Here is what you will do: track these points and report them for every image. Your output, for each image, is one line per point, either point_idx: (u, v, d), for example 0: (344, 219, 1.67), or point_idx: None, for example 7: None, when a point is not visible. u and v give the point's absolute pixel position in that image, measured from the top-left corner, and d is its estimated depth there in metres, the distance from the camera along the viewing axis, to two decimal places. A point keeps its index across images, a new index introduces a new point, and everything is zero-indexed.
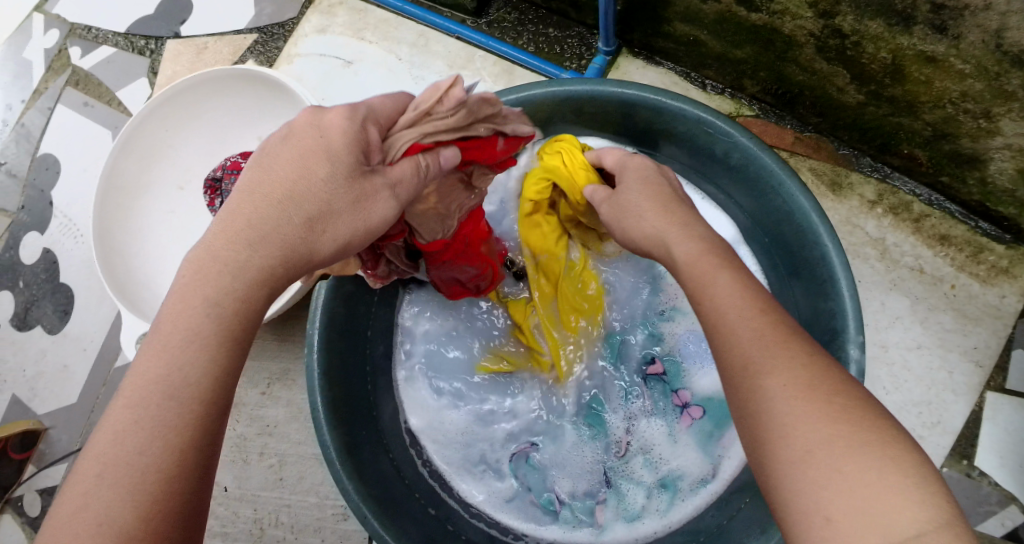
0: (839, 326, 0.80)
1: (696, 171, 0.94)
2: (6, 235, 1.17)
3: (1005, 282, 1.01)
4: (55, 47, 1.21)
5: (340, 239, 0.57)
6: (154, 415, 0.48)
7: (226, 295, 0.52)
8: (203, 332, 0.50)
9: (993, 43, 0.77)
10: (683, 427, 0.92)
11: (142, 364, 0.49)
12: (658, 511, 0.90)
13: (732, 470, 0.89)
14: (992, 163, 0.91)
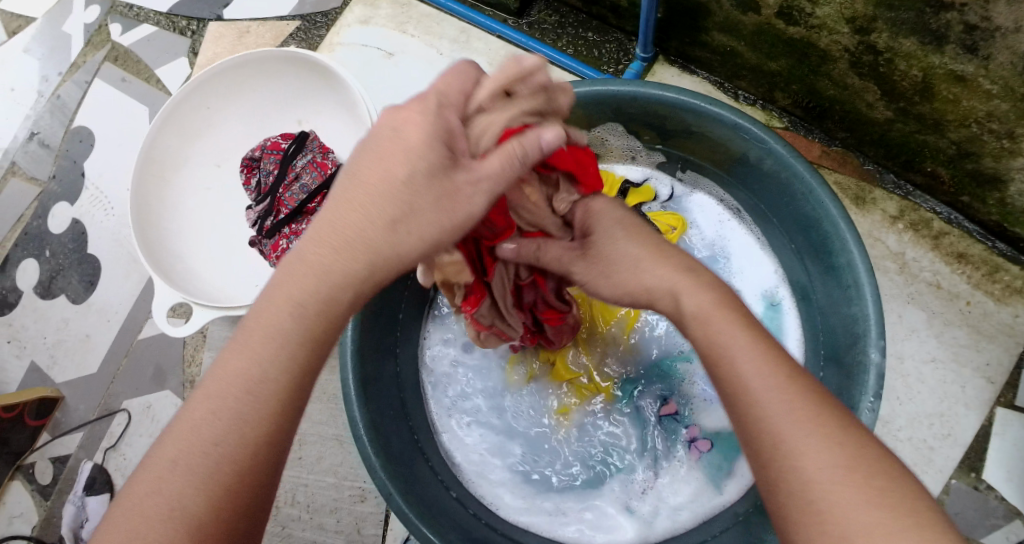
0: (862, 330, 0.82)
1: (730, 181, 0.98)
2: (36, 204, 1.18)
3: (1020, 302, 1.03)
4: (96, 23, 1.23)
5: (427, 236, 0.52)
6: (234, 411, 0.50)
7: (311, 298, 0.51)
8: (283, 333, 0.51)
9: (1021, 65, 0.80)
10: (692, 452, 0.90)
11: (229, 358, 0.51)
12: (670, 521, 0.88)
13: (734, 497, 0.86)
14: (1013, 184, 0.94)
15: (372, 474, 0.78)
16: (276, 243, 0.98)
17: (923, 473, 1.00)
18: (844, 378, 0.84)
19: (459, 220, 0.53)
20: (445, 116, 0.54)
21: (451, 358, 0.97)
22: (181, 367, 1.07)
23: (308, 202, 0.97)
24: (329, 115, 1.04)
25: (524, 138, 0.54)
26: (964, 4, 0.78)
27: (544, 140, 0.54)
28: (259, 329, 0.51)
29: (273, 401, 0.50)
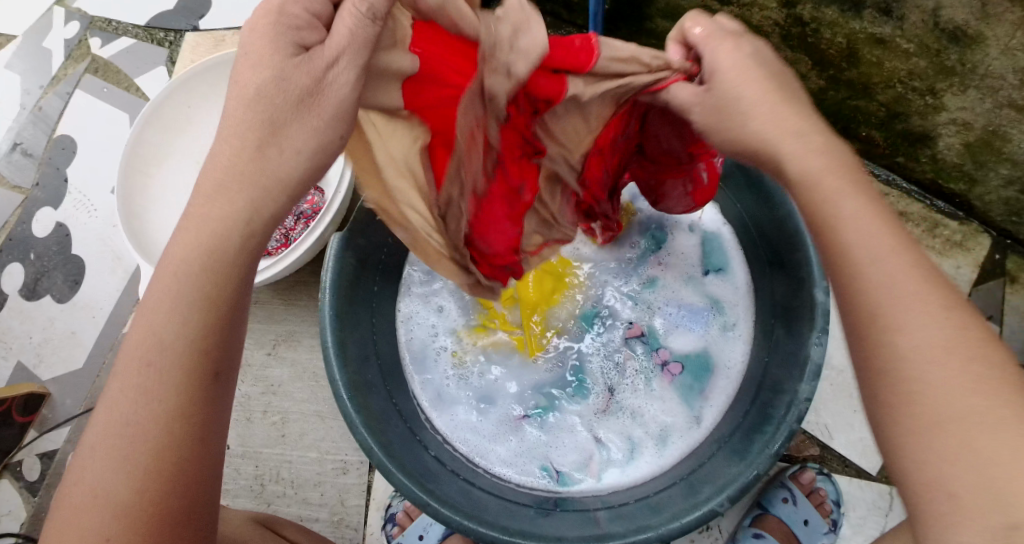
0: (805, 273, 0.87)
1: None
2: (20, 211, 1.22)
3: (959, 254, 1.11)
4: (76, 38, 1.29)
5: (303, 151, 0.54)
6: (139, 384, 0.51)
7: (203, 251, 0.52)
8: (175, 293, 0.52)
9: (931, 21, 0.86)
10: (668, 383, 0.97)
11: (139, 324, 0.52)
12: (651, 457, 0.94)
13: (715, 418, 0.94)
14: (941, 139, 1.01)
15: (353, 430, 0.82)
16: None
17: None
18: (792, 317, 0.89)
19: (329, 114, 0.54)
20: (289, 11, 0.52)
21: (420, 326, 1.02)
22: None
23: None
24: None
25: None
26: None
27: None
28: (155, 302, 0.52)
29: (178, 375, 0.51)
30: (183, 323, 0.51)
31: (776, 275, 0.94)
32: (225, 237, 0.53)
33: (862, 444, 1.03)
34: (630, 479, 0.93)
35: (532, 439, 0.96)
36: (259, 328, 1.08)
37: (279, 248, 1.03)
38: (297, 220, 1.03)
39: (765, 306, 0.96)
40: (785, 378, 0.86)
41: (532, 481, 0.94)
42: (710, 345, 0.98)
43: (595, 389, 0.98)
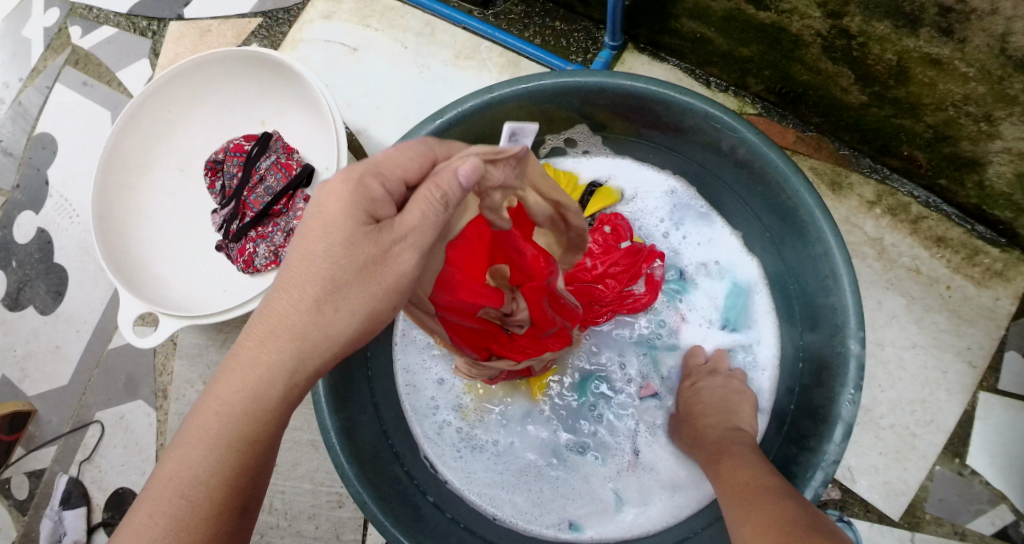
0: (839, 321, 0.81)
1: (689, 160, 0.95)
2: (0, 214, 1.15)
3: (999, 284, 1.03)
4: (55, 26, 1.20)
5: (358, 312, 0.53)
6: (168, 514, 0.50)
7: (252, 391, 0.51)
8: (219, 434, 0.51)
9: (997, 47, 0.76)
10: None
11: (178, 451, 0.51)
12: (660, 507, 0.88)
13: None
14: (991, 166, 0.92)
15: (346, 481, 0.77)
16: (243, 247, 0.96)
17: (907, 460, 0.99)
18: (823, 366, 0.83)
19: (390, 285, 0.54)
20: (370, 185, 0.54)
21: (419, 362, 0.95)
22: (154, 376, 1.05)
23: (275, 204, 0.95)
24: (297, 113, 1.01)
25: (439, 181, 0.57)
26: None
27: (461, 173, 0.57)
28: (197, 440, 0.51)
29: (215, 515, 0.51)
30: (225, 461, 0.51)
31: (806, 318, 0.87)
32: (270, 384, 0.52)
33: (886, 488, 0.99)
34: (638, 532, 0.88)
35: (538, 485, 0.91)
36: None
37: (267, 267, 0.94)
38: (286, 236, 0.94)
39: (793, 350, 0.90)
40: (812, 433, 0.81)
41: (536, 530, 0.89)
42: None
43: (597, 440, 0.92)
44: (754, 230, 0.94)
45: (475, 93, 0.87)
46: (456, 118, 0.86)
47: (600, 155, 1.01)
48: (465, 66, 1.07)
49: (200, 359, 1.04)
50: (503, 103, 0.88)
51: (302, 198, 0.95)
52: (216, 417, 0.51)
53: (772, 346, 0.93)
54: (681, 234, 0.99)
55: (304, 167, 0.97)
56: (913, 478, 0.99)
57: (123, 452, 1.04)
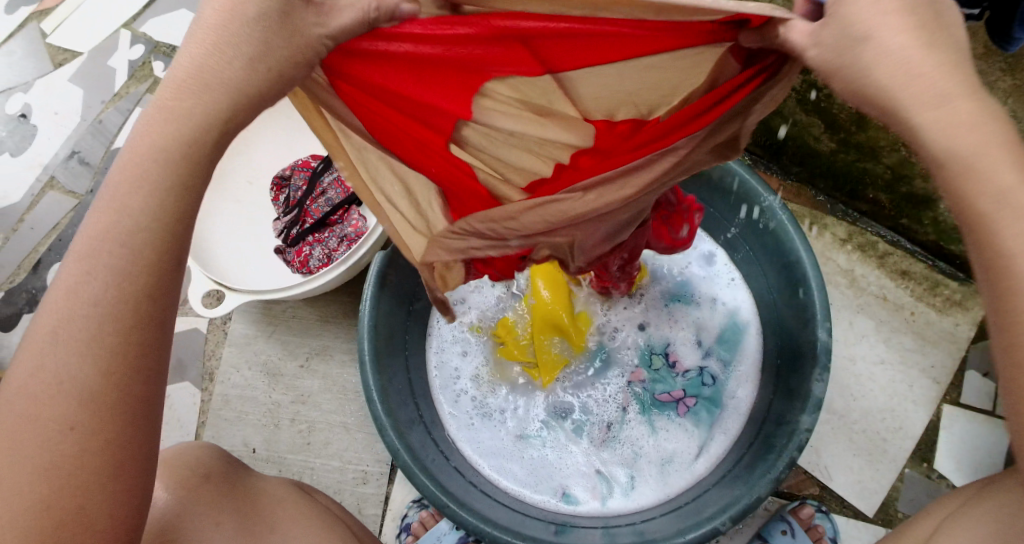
0: (810, 314, 0.94)
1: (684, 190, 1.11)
2: (72, 214, 1.29)
3: (958, 312, 1.16)
4: (140, 60, 1.39)
5: (249, 65, 0.50)
6: (105, 269, 0.48)
7: (174, 141, 0.49)
8: (153, 183, 0.49)
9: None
10: (679, 416, 1.03)
11: (109, 195, 0.49)
12: (654, 484, 0.99)
13: (722, 451, 0.99)
14: (941, 202, 1.09)
15: (382, 432, 0.88)
16: (299, 250, 1.10)
17: (878, 462, 1.10)
18: (798, 356, 0.95)
19: (304, 43, 0.51)
20: None
21: (446, 350, 1.09)
22: (201, 361, 1.15)
23: (332, 215, 1.09)
24: None
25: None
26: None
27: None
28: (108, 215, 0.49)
29: (142, 277, 0.49)
30: (144, 211, 0.49)
31: (784, 319, 1.00)
32: (190, 131, 0.50)
33: (859, 486, 1.09)
34: (636, 504, 0.98)
35: (545, 460, 1.02)
36: (295, 341, 1.13)
37: (319, 267, 1.08)
38: (339, 242, 1.08)
39: (772, 347, 1.03)
40: (788, 411, 0.93)
41: (544, 500, 0.99)
42: (720, 383, 1.04)
43: (597, 425, 1.04)
44: (742, 249, 1.08)
45: None
46: None
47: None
48: None
49: (246, 347, 1.14)
50: None
51: (356, 213, 1.09)
52: (143, 160, 0.49)
53: (757, 347, 1.05)
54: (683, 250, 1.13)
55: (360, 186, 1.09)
56: (885, 478, 1.09)
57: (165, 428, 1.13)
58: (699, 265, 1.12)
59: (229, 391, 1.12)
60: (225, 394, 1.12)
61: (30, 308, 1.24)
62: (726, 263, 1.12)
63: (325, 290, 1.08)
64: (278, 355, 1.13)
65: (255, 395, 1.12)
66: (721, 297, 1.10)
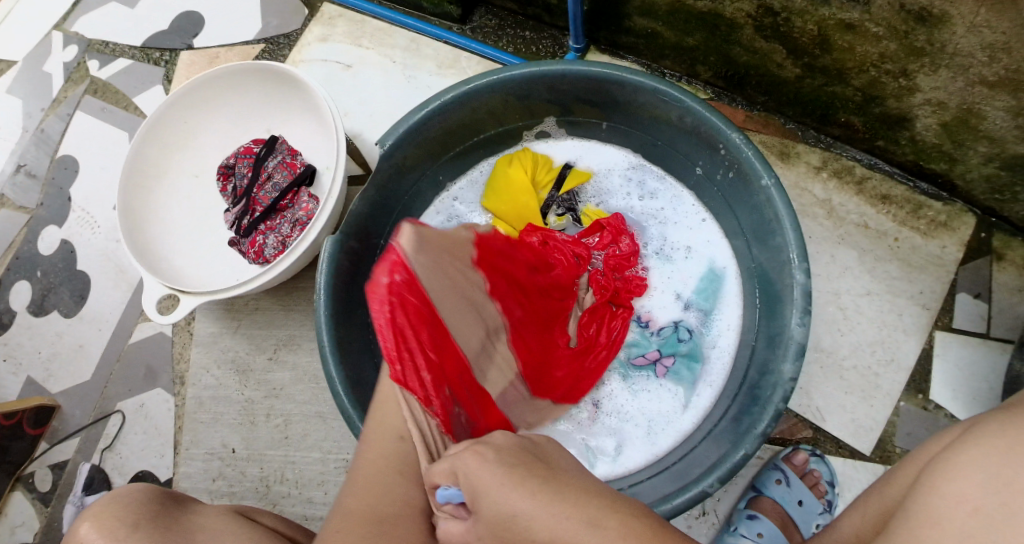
0: (786, 256, 0.89)
1: (646, 135, 1.05)
2: (26, 229, 1.26)
3: (944, 235, 1.11)
4: (75, 61, 1.33)
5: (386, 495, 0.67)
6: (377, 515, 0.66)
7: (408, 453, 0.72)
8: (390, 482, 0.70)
9: (897, 4, 0.87)
10: (660, 376, 1.00)
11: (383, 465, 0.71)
12: (641, 446, 0.97)
13: (707, 406, 0.97)
14: (918, 120, 1.03)
15: (350, 424, 0.85)
16: (253, 240, 1.06)
17: (872, 398, 1.06)
18: (777, 301, 0.91)
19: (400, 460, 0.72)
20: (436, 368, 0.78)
21: None
22: (171, 365, 1.12)
23: (281, 200, 1.07)
24: (299, 121, 1.12)
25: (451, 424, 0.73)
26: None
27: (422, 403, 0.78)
28: (475, 470, 0.61)
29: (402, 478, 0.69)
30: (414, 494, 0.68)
31: (761, 263, 0.96)
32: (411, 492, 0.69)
33: (854, 424, 1.06)
34: (624, 468, 0.96)
35: None
36: (260, 334, 1.10)
37: (276, 254, 1.05)
38: (292, 227, 1.05)
39: (751, 294, 0.98)
40: (770, 361, 0.89)
41: None
42: (697, 337, 1.00)
43: None
44: (711, 192, 1.03)
45: (453, 86, 0.99)
46: (435, 111, 0.98)
47: (564, 139, 1.12)
48: (447, 74, 1.19)
49: (213, 346, 1.11)
50: (477, 93, 0.99)
51: (306, 194, 1.07)
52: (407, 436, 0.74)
53: (735, 296, 1.01)
54: (650, 199, 1.08)
55: (306, 168, 1.08)
56: (880, 414, 1.06)
57: (143, 437, 1.11)
58: (668, 212, 1.07)
59: (202, 393, 1.10)
60: (198, 396, 1.10)
61: None
62: (694, 206, 1.06)
63: (279, 282, 1.04)
64: (246, 351, 1.10)
65: (229, 394, 1.09)
66: (694, 243, 1.05)
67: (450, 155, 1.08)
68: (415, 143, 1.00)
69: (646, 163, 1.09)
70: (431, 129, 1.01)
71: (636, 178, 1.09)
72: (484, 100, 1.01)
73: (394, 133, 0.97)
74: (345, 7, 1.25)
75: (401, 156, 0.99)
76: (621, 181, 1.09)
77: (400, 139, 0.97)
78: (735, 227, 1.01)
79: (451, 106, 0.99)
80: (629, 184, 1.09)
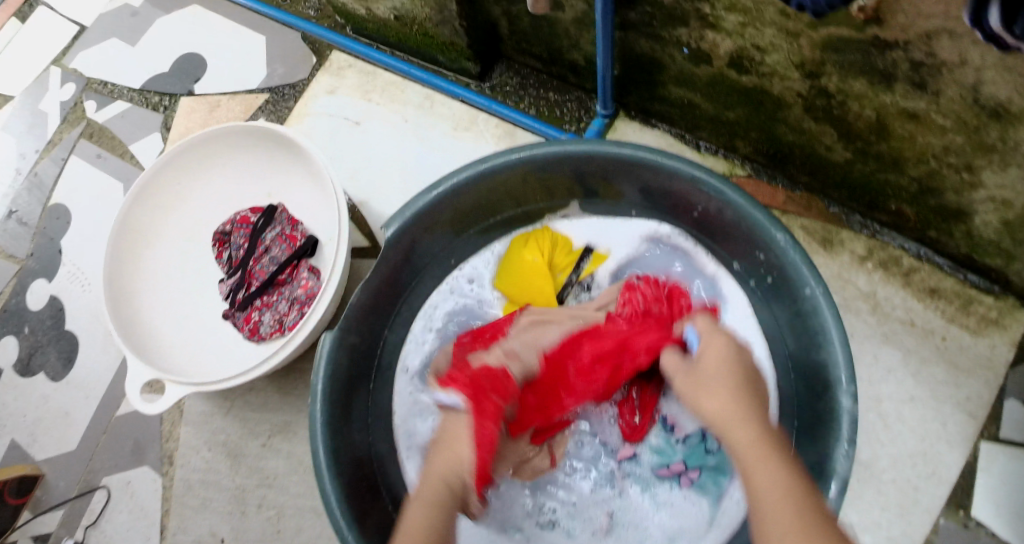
0: (833, 375, 0.81)
1: (672, 219, 0.96)
2: (14, 281, 1.18)
3: (995, 332, 1.03)
4: (71, 100, 1.26)
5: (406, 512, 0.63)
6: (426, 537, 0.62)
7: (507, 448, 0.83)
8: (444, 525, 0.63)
9: (971, 97, 0.75)
10: (684, 489, 0.91)
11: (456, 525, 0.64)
12: None
13: (736, 528, 0.87)
14: (977, 216, 0.93)
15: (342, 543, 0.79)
16: (248, 316, 1.01)
17: (909, 513, 0.98)
18: (819, 422, 0.83)
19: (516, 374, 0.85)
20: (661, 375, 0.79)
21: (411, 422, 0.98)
22: (161, 442, 1.06)
23: (280, 274, 1.01)
24: (300, 185, 1.08)
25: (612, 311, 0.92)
26: (906, 42, 0.72)
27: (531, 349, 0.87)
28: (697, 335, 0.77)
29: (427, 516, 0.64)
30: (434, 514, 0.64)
31: (804, 371, 0.87)
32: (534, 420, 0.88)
33: None
34: None
35: None
36: (252, 418, 1.05)
37: (272, 334, 0.99)
38: (290, 306, 1.00)
39: (788, 407, 0.90)
40: None
41: None
42: (726, 449, 0.92)
43: (594, 506, 0.93)
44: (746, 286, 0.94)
45: (470, 163, 0.91)
46: (448, 191, 0.91)
47: (582, 218, 1.01)
48: (463, 136, 1.13)
49: (204, 426, 1.06)
50: (494, 173, 0.91)
51: (306, 269, 1.02)
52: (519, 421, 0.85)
53: None
54: None
55: (308, 240, 1.04)
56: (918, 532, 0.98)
57: (130, 517, 1.05)
58: None
59: (191, 476, 1.04)
60: (187, 479, 1.04)
61: None
62: None
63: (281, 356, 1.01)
64: (238, 434, 1.04)
65: (219, 479, 1.03)
66: None
67: (476, 229, 0.99)
68: (429, 224, 0.93)
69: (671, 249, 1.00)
70: (444, 210, 0.93)
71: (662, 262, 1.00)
72: (503, 178, 0.92)
73: (404, 214, 0.90)
74: (356, 56, 1.20)
75: (413, 233, 0.92)
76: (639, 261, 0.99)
77: (413, 218, 0.91)
78: (771, 329, 0.92)
79: (465, 186, 0.91)
80: None
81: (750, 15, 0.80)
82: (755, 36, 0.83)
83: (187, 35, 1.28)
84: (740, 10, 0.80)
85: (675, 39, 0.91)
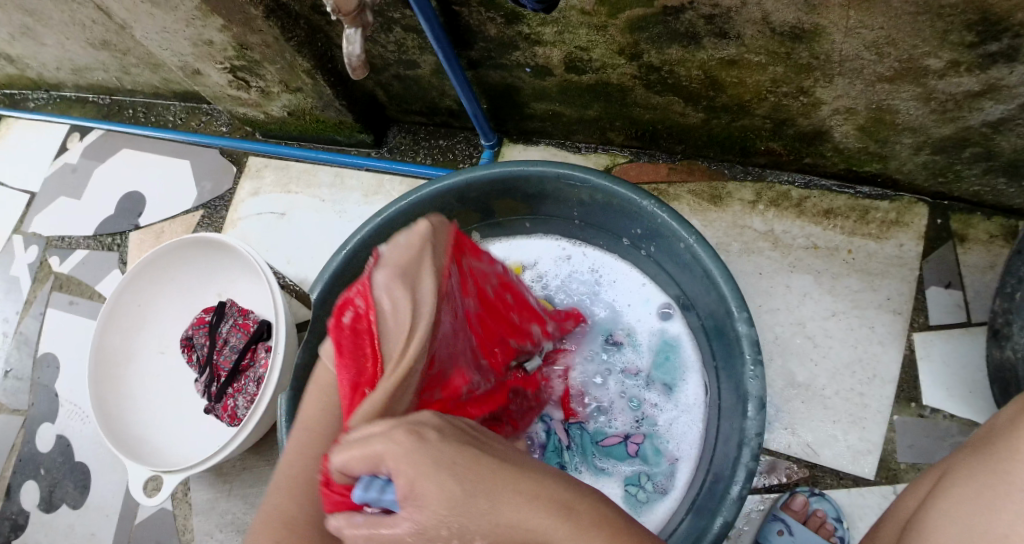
0: (725, 308, 0.87)
1: (562, 219, 1.06)
2: (23, 432, 1.30)
3: (899, 231, 1.08)
4: (37, 260, 1.40)
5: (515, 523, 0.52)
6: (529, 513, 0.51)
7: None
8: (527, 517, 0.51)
9: (768, 30, 0.84)
10: (630, 456, 0.98)
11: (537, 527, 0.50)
12: None
13: (689, 472, 0.95)
14: (835, 130, 1.00)
15: None
16: (225, 404, 1.13)
17: (863, 420, 1.03)
18: (729, 358, 0.89)
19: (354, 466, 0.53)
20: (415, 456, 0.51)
21: None
22: (178, 536, 1.15)
23: (243, 360, 1.13)
24: (242, 279, 1.21)
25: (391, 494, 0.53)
26: (691, 3, 0.82)
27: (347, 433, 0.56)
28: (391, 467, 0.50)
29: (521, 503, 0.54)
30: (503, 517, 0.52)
31: (706, 314, 0.94)
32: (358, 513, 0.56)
33: (851, 451, 1.02)
34: None
35: None
36: (251, 492, 1.14)
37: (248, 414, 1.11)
38: (257, 384, 1.12)
39: (707, 350, 0.97)
40: (733, 422, 0.88)
41: None
42: (664, 408, 0.99)
43: None
44: (642, 257, 1.03)
45: (367, 221, 1.00)
46: (358, 246, 0.98)
47: (489, 244, 1.12)
48: (374, 200, 1.23)
49: (211, 511, 1.15)
50: (392, 222, 0.99)
51: (263, 349, 1.13)
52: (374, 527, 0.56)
53: (694, 358, 1.00)
54: (587, 272, 1.08)
55: (259, 324, 1.15)
56: (876, 434, 1.02)
57: None
58: (609, 284, 1.07)
59: None
60: None
61: (16, 534, 1.25)
62: (631, 273, 1.06)
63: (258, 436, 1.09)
64: (242, 510, 1.13)
65: None
66: (640, 309, 1.05)
67: None
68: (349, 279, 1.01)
69: (568, 245, 1.10)
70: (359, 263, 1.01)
71: (567, 259, 1.09)
72: (401, 223, 1.00)
73: (323, 277, 0.98)
74: (269, 156, 1.32)
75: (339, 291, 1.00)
76: (546, 264, 1.10)
77: (333, 277, 0.98)
78: (675, 289, 1.01)
79: (371, 238, 0.99)
80: (561, 264, 1.09)
81: (561, 23, 0.90)
82: (574, 40, 0.93)
83: (120, 174, 1.42)
84: (551, 22, 0.90)
85: (515, 63, 1.01)
